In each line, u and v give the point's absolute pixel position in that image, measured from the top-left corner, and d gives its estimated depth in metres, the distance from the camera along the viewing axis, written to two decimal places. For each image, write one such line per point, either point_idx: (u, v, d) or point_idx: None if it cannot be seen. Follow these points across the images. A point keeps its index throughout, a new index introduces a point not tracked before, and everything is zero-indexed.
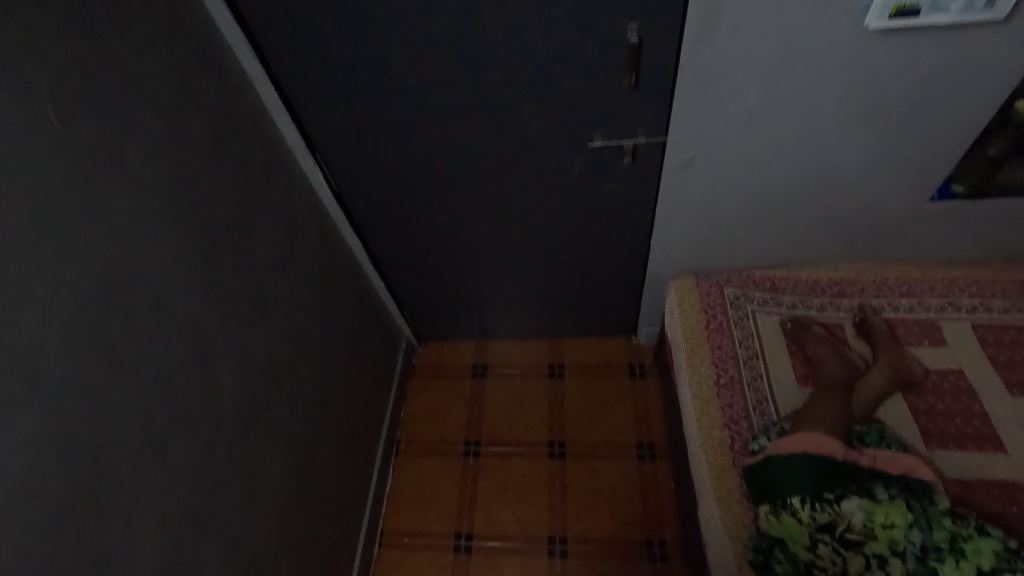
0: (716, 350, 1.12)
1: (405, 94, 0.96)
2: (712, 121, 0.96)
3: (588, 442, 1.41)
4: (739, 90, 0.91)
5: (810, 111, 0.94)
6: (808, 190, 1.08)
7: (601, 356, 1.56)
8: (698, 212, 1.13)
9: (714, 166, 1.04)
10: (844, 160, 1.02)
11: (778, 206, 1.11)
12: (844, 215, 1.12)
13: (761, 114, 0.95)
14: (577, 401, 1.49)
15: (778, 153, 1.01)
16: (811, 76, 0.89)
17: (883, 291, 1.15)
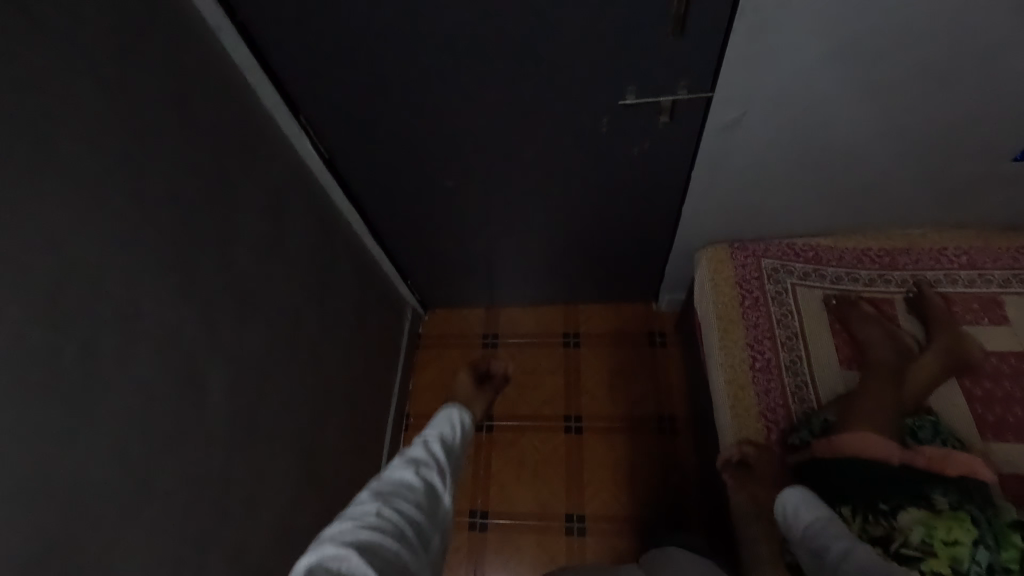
0: (752, 330, 1.03)
1: (402, 44, 0.79)
2: (768, 76, 0.81)
3: (606, 416, 1.36)
4: (806, 38, 0.75)
5: (888, 61, 0.78)
6: (869, 150, 0.94)
7: (619, 324, 1.47)
8: (739, 176, 1.00)
9: (763, 126, 0.90)
10: (919, 117, 0.87)
11: (831, 169, 0.98)
12: (906, 177, 0.98)
13: (829, 65, 0.79)
14: (594, 373, 1.41)
15: (842, 110, 0.87)
16: (899, 19, 0.72)
17: (939, 262, 1.04)
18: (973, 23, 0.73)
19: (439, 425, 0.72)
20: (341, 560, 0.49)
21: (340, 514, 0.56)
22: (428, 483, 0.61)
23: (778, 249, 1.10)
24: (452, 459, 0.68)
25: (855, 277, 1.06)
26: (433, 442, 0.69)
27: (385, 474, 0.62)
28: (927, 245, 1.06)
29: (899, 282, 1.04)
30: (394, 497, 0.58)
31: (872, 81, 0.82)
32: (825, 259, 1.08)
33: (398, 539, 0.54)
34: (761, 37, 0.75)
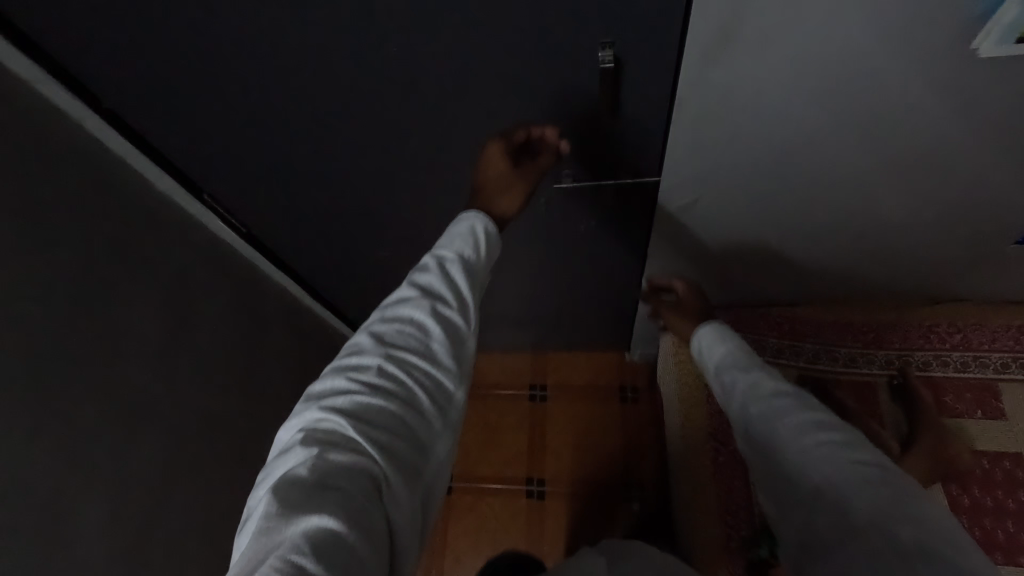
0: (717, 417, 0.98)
1: (311, 122, 0.68)
2: (716, 166, 0.68)
3: (570, 480, 1.28)
4: (758, 130, 0.62)
5: (860, 157, 0.65)
6: (845, 236, 0.81)
7: (588, 376, 1.37)
8: (698, 252, 0.88)
9: (718, 210, 0.77)
10: (901, 207, 0.74)
11: (801, 255, 0.86)
12: (892, 258, 0.85)
13: (785, 164, 0.67)
14: (560, 431, 1.33)
15: (806, 203, 0.74)
16: (862, 125, 0.60)
17: (929, 342, 0.92)
18: (952, 133, 0.61)
19: (460, 238, 0.62)
20: (340, 432, 0.50)
21: (342, 363, 0.54)
22: (444, 328, 0.56)
23: (750, 321, 0.99)
24: (476, 290, 0.60)
25: (835, 356, 0.95)
26: (450, 264, 0.60)
27: (392, 311, 0.58)
28: (917, 320, 0.94)
29: (884, 363, 0.93)
30: (400, 344, 0.55)
31: (838, 179, 0.69)
32: (802, 333, 0.97)
33: (397, 399, 0.52)
34: (705, 134, 0.63)
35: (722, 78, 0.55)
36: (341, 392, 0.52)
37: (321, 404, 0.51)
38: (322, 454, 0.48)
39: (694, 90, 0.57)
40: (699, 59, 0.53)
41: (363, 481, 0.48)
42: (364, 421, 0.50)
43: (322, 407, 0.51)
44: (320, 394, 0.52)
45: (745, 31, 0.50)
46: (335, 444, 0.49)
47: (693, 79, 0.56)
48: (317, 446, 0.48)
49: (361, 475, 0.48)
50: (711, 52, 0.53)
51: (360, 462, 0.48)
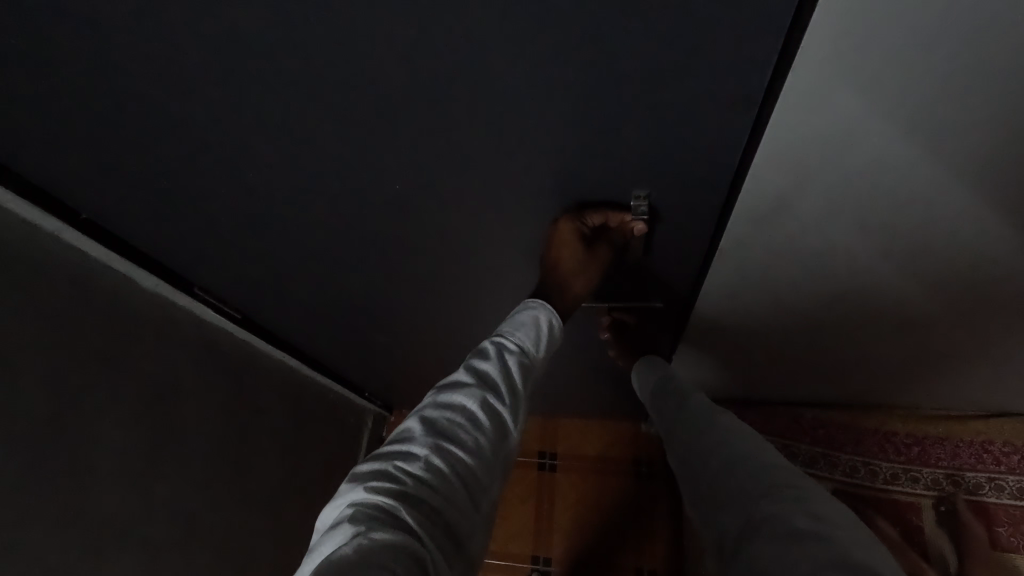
0: None
1: (315, 208, 0.62)
2: (775, 278, 0.61)
3: (579, 562, 1.21)
4: (831, 254, 0.56)
5: (938, 287, 0.59)
6: (906, 355, 0.73)
7: (603, 446, 1.30)
8: (735, 355, 0.80)
9: (766, 318, 0.70)
10: (970, 334, 0.68)
11: (839, 379, 0.81)
12: (959, 377, 0.77)
13: (837, 298, 0.63)
14: (570, 505, 1.26)
15: (853, 333, 0.70)
16: (925, 276, 0.58)
17: (983, 462, 0.84)
18: None
19: (523, 328, 0.53)
20: (388, 517, 0.40)
21: (390, 444, 0.45)
22: (498, 424, 0.47)
23: (782, 422, 0.91)
24: (530, 389, 0.51)
25: (873, 470, 0.87)
26: (510, 353, 0.51)
27: (444, 394, 0.48)
28: (968, 435, 0.84)
29: (929, 483, 0.85)
30: (452, 433, 0.45)
31: (890, 315, 0.65)
32: (839, 443, 0.88)
33: (448, 492, 0.43)
34: (753, 266, 0.60)
35: (781, 222, 0.52)
36: (386, 474, 0.43)
37: (366, 483, 0.42)
38: (368, 532, 0.38)
39: (748, 230, 0.54)
40: (758, 204, 0.51)
41: (411, 567, 0.38)
42: (414, 514, 0.41)
43: (367, 486, 0.42)
44: (366, 473, 0.43)
45: (847, 160, 0.44)
46: (383, 520, 0.39)
47: (749, 222, 0.53)
48: (363, 523, 0.39)
49: (408, 560, 0.38)
50: (772, 201, 0.50)
51: (411, 547, 0.39)
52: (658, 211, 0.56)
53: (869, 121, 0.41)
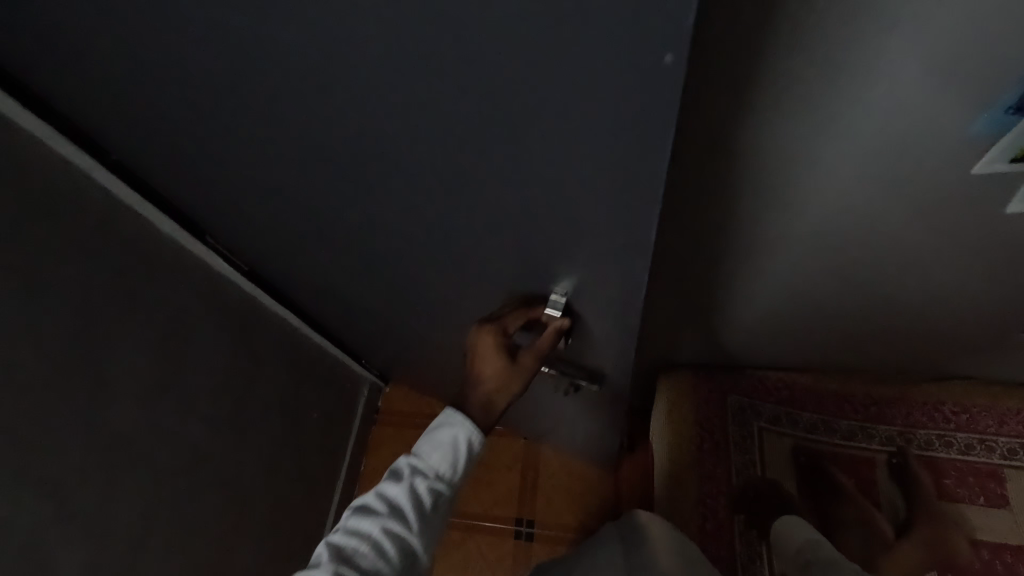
0: (707, 485, 0.92)
1: None
2: (721, 221, 0.67)
3: (561, 524, 1.26)
4: (771, 195, 0.63)
5: (854, 232, 0.68)
6: (830, 301, 0.82)
7: None
8: (686, 302, 0.85)
9: (711, 263, 0.76)
10: (876, 286, 0.78)
11: (799, 316, 0.87)
12: (882, 325, 0.86)
13: (794, 233, 0.68)
14: (553, 471, 1.32)
15: (810, 266, 0.75)
16: (844, 221, 0.66)
17: (933, 420, 0.90)
18: (932, 224, 0.66)
19: (439, 449, 0.53)
20: None
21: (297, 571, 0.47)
22: (400, 550, 0.49)
23: (749, 383, 0.97)
24: (438, 515, 0.53)
25: (834, 428, 0.92)
26: (420, 479, 0.52)
27: (352, 519, 0.50)
28: (921, 395, 0.91)
29: (884, 440, 0.90)
30: (353, 561, 0.47)
31: (843, 243, 0.70)
32: (802, 403, 0.94)
33: None
34: (710, 211, 0.65)
35: (732, 164, 0.57)
36: None
37: None
38: None
39: (705, 177, 0.58)
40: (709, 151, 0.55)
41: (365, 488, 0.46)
42: None
43: None
44: None
45: (793, 103, 0.50)
46: None
47: (703, 172, 0.58)
48: None
49: None
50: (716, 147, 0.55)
51: None
52: (575, 308, 0.56)
53: (797, 57, 0.45)
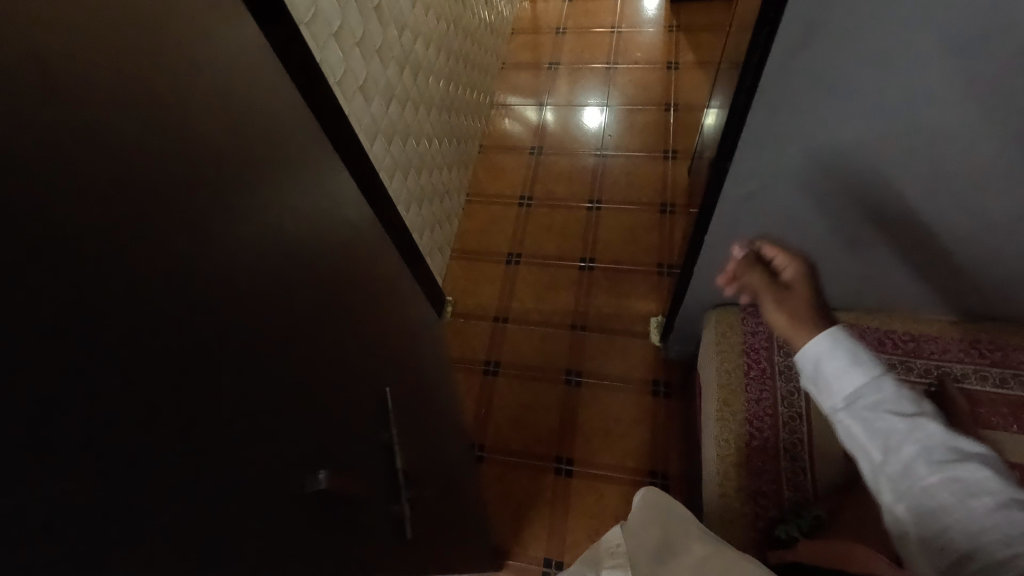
0: (754, 406, 0.97)
1: None
2: (782, 90, 0.70)
3: (598, 462, 1.32)
4: (835, 68, 0.66)
5: (880, 141, 0.74)
6: (840, 223, 0.89)
7: (623, 368, 1.43)
8: (725, 196, 0.89)
9: (754, 150, 0.80)
10: (879, 212, 0.85)
11: (846, 249, 0.94)
12: (890, 255, 0.93)
13: (849, 150, 0.77)
14: (591, 413, 1.38)
15: (858, 191, 0.83)
16: (880, 122, 0.72)
17: (967, 355, 0.95)
18: (945, 149, 0.74)
19: None
20: None
21: None
22: None
23: None
24: None
25: (874, 360, 0.98)
26: None
27: None
28: (955, 334, 0.98)
29: (921, 373, 0.96)
30: None
31: (897, 166, 0.77)
32: (843, 336, 1.01)
33: None
34: (788, 77, 0.69)
35: (811, 58, 0.66)
36: None
37: None
38: None
39: (796, 46, 0.65)
40: (803, 33, 0.63)
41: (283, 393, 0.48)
42: None
43: None
44: None
45: None
46: None
47: (786, 56, 0.66)
48: None
49: None
50: (805, 32, 0.63)
51: None
52: None
53: None
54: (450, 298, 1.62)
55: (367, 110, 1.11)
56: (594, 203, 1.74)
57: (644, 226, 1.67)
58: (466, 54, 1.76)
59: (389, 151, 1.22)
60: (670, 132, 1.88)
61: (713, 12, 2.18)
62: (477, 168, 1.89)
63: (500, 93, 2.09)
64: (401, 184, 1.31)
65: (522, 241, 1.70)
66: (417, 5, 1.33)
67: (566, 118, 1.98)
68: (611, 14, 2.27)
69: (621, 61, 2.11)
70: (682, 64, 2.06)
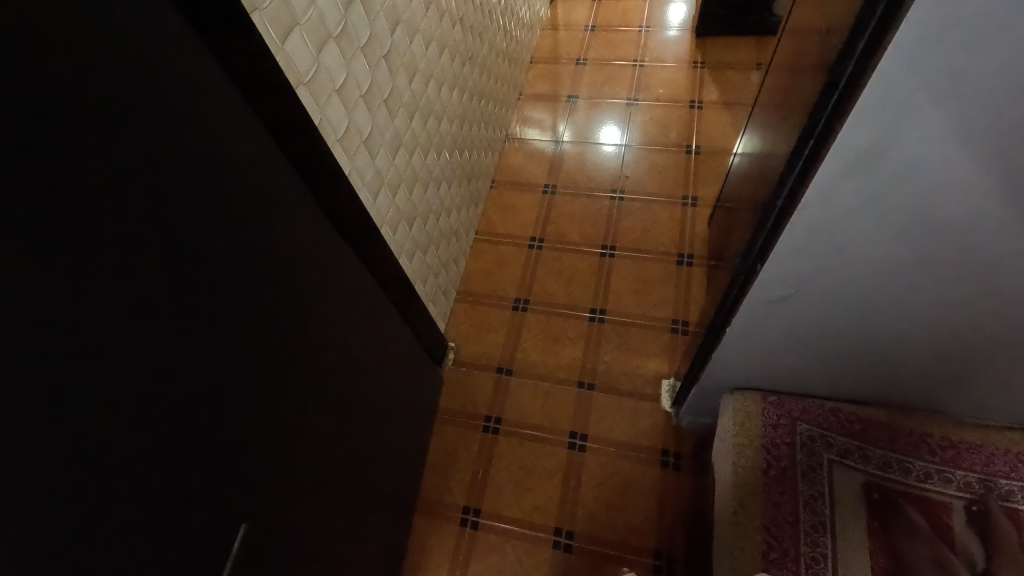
0: (771, 510, 0.89)
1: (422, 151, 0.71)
2: (827, 208, 0.63)
3: (601, 538, 1.24)
4: (889, 195, 0.59)
5: (921, 266, 0.68)
6: (867, 329, 0.83)
7: (632, 434, 1.36)
8: (750, 292, 0.81)
9: (787, 258, 0.72)
10: (910, 324, 0.79)
11: (880, 351, 0.87)
12: (920, 362, 0.86)
13: (887, 269, 0.70)
14: (595, 482, 1.31)
15: (899, 301, 0.75)
16: (923, 250, 0.65)
17: (1014, 470, 0.86)
18: (986, 282, 0.68)
19: None
20: None
21: None
22: None
23: (819, 414, 0.95)
24: None
25: (907, 467, 0.89)
26: None
27: None
28: (1001, 443, 0.89)
29: (961, 485, 0.86)
30: None
31: (946, 286, 0.70)
32: (875, 438, 0.92)
33: None
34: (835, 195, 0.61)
35: (866, 183, 0.58)
36: None
37: None
38: None
39: (848, 168, 0.57)
40: (860, 156, 0.56)
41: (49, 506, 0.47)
42: None
43: None
44: None
45: (990, 80, 0.46)
46: None
47: (837, 176, 0.59)
48: None
49: None
50: (861, 157, 0.56)
51: None
52: None
53: None
54: (452, 344, 1.55)
55: (371, 164, 1.05)
56: (607, 250, 1.67)
57: (659, 278, 1.59)
58: (482, 89, 1.70)
59: (394, 202, 1.17)
60: (690, 175, 1.80)
61: (740, 49, 2.10)
62: (488, 205, 1.82)
63: (516, 125, 2.02)
64: (405, 234, 1.25)
65: (531, 286, 1.63)
66: (430, 46, 1.27)
67: (582, 155, 1.91)
68: (634, 45, 2.20)
69: (643, 97, 2.03)
70: (705, 103, 1.98)
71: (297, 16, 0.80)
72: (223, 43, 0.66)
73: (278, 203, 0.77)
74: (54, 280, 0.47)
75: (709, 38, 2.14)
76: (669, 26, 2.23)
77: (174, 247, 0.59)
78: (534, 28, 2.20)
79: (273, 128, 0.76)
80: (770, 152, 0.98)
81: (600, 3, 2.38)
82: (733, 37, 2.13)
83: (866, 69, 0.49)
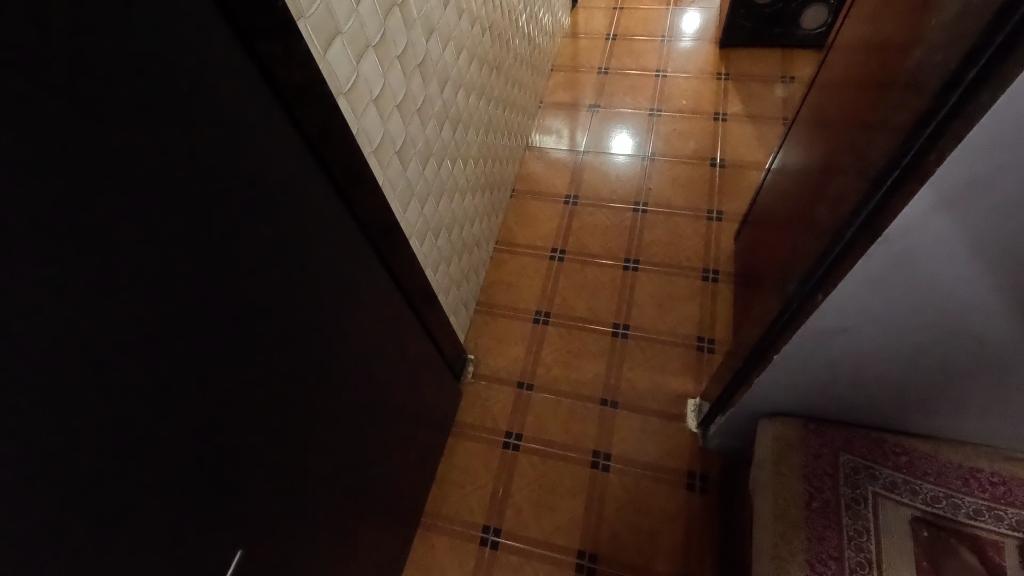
0: (815, 545, 0.86)
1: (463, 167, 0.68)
2: (904, 246, 0.60)
3: (624, 564, 1.21)
4: (976, 238, 0.56)
5: (995, 309, 0.64)
6: (926, 366, 0.79)
7: (656, 455, 1.32)
8: (805, 321, 0.79)
9: (851, 292, 0.69)
10: (971, 365, 0.76)
11: (935, 388, 0.83)
12: (977, 400, 0.83)
13: (955, 309, 0.66)
14: (619, 503, 1.27)
15: (964, 341, 0.72)
16: (999, 294, 0.62)
17: None
18: None
19: None
20: None
21: None
22: None
23: (863, 444, 0.92)
24: None
25: (956, 503, 0.85)
26: None
27: None
28: None
29: (1013, 525, 0.82)
30: None
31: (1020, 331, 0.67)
32: (923, 471, 0.88)
33: None
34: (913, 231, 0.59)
35: (953, 225, 0.55)
36: None
37: None
38: None
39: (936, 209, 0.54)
40: (953, 197, 0.53)
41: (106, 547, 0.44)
42: None
43: None
44: None
45: None
46: None
47: (923, 215, 0.56)
48: None
49: None
50: (954, 198, 0.53)
51: None
52: None
53: None
54: (472, 356, 1.52)
55: (403, 175, 1.03)
56: (630, 263, 1.64)
57: (683, 293, 1.56)
58: (506, 98, 1.68)
59: (422, 213, 1.14)
60: (715, 189, 1.77)
61: (765, 61, 2.08)
62: (507, 214, 1.80)
63: (536, 133, 2.00)
64: (431, 245, 1.23)
65: (552, 297, 1.60)
66: (461, 54, 1.25)
67: (603, 165, 1.88)
68: (656, 55, 2.18)
69: (666, 108, 2.00)
70: (729, 115, 1.95)
71: (341, 24, 0.77)
72: (272, 55, 0.64)
73: (314, 217, 0.75)
74: (85, 298, 0.45)
75: (734, 50, 2.12)
76: (690, 36, 2.21)
77: (205, 263, 0.57)
78: (555, 35, 2.18)
79: (317, 140, 0.74)
80: (815, 172, 0.95)
81: (621, 11, 2.35)
82: (759, 49, 2.10)
83: (975, 101, 0.47)
